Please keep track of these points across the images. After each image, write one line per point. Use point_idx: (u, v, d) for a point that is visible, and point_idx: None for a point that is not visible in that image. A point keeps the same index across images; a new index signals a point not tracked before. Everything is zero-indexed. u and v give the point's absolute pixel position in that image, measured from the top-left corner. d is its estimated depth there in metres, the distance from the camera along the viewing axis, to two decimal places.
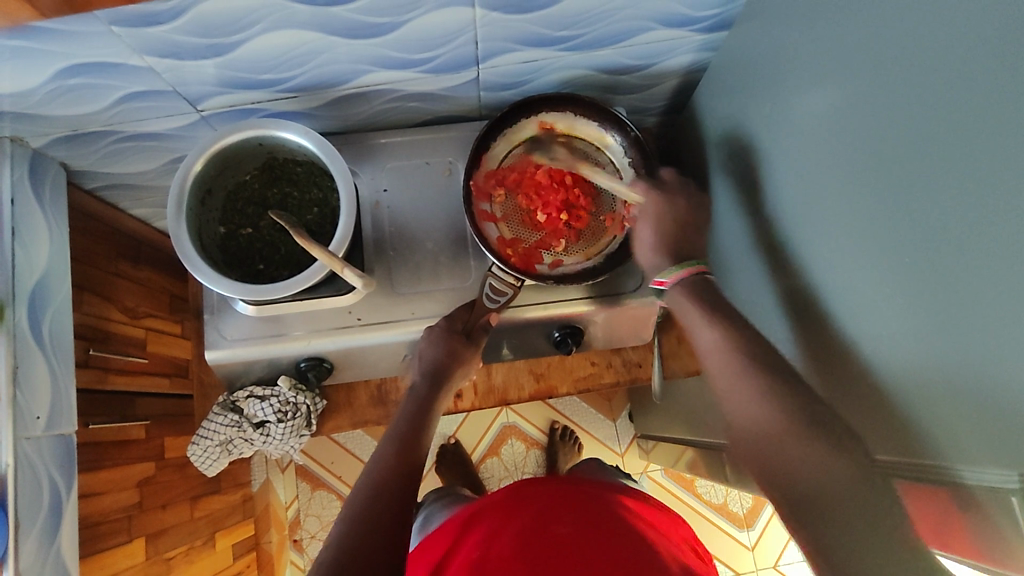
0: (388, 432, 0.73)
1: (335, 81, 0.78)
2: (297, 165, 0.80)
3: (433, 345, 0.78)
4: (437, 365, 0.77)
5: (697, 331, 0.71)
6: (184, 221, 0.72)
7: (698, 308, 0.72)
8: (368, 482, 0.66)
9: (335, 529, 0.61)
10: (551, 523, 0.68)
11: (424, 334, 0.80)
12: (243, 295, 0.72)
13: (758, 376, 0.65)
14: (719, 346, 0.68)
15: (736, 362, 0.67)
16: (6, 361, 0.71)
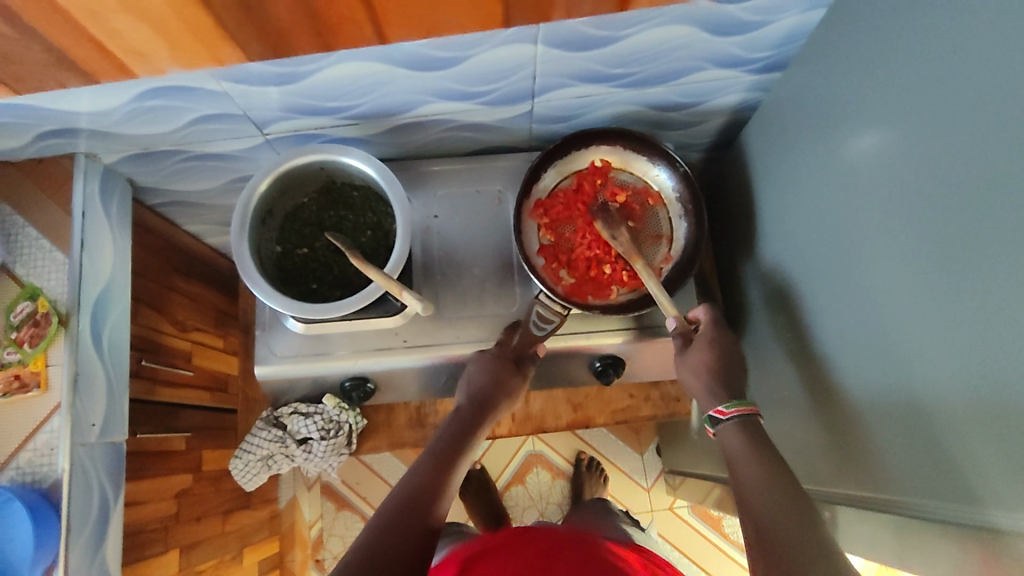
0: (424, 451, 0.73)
1: (394, 110, 0.80)
2: (354, 190, 0.83)
3: (478, 375, 0.79)
4: (483, 395, 0.78)
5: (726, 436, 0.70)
6: (246, 240, 0.75)
7: (751, 439, 0.69)
8: (402, 494, 0.65)
9: (365, 535, 0.60)
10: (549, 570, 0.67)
11: (475, 359, 0.81)
12: (300, 312, 0.74)
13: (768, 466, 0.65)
14: (758, 472, 0.64)
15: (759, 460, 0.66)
16: (68, 369, 0.73)
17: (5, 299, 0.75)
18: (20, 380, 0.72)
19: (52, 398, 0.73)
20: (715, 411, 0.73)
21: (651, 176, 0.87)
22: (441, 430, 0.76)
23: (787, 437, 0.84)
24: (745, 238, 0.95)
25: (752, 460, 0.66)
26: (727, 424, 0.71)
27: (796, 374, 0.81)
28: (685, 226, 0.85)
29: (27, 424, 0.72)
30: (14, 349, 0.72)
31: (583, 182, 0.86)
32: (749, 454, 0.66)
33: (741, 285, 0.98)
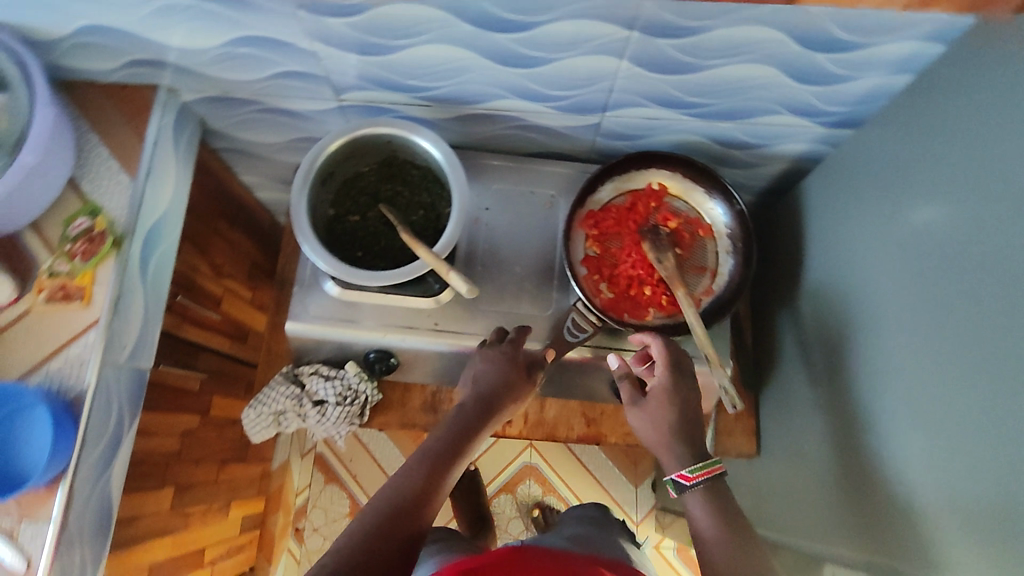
0: (421, 446, 0.72)
1: (468, 99, 0.82)
2: (414, 169, 0.84)
3: (483, 379, 0.77)
4: (489, 402, 0.76)
5: (692, 501, 0.70)
6: (304, 196, 0.76)
7: (714, 502, 0.69)
8: (388, 498, 0.65)
9: (341, 539, 0.61)
10: None
11: (485, 354, 0.79)
12: (341, 274, 0.75)
13: (730, 535, 0.66)
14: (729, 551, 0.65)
15: (724, 527, 0.67)
16: (113, 288, 0.75)
17: (64, 210, 0.77)
18: (68, 291, 0.74)
19: (91, 313, 0.74)
20: (679, 477, 0.71)
21: (705, 209, 0.87)
22: (441, 424, 0.75)
23: (805, 492, 0.83)
24: (787, 287, 0.95)
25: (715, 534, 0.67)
26: (690, 488, 0.70)
27: (824, 430, 0.81)
28: (731, 263, 0.85)
29: (63, 336, 0.73)
30: (66, 260, 0.74)
31: (637, 202, 0.87)
32: (716, 530, 0.67)
33: (774, 333, 0.98)
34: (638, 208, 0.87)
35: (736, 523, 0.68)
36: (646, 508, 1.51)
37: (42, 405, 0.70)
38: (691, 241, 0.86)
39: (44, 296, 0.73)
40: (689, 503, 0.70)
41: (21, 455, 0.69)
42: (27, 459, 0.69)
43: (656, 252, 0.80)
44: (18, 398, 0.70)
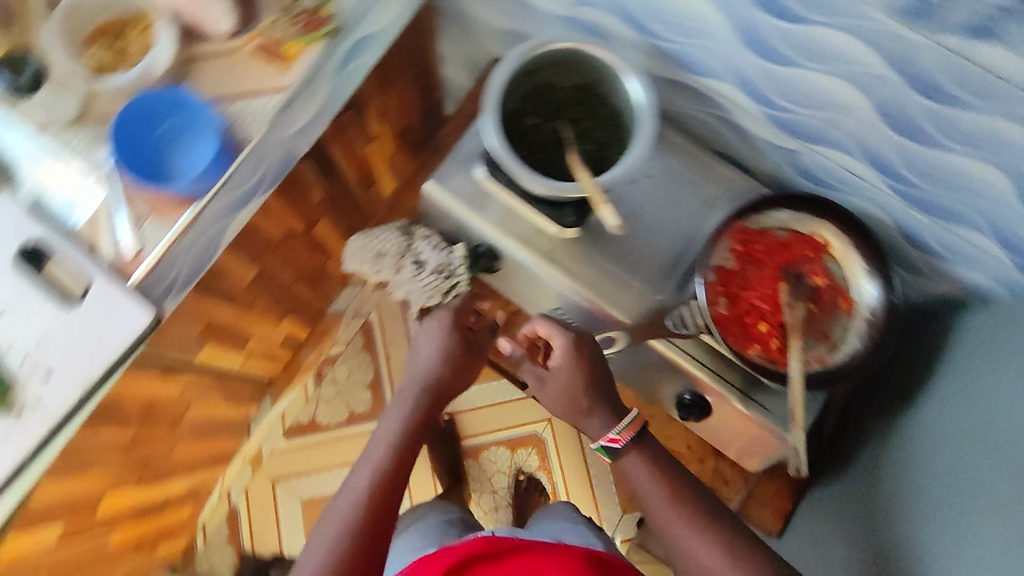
0: (371, 444, 0.81)
1: (690, 65, 0.81)
2: (605, 105, 0.84)
3: (426, 368, 0.87)
4: (437, 384, 0.87)
5: (637, 471, 0.83)
6: (505, 74, 0.77)
7: (649, 466, 0.82)
8: (359, 485, 0.75)
9: (313, 554, 0.69)
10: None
11: (436, 322, 0.91)
12: (502, 156, 0.76)
13: (672, 485, 0.81)
14: (684, 531, 0.77)
15: (664, 478, 0.81)
16: (309, 70, 0.79)
17: None
18: (275, 50, 0.78)
19: (282, 80, 0.78)
20: (607, 443, 0.83)
21: (857, 282, 0.79)
22: (385, 421, 0.83)
23: None
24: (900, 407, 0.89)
25: (666, 501, 0.79)
26: (621, 449, 0.84)
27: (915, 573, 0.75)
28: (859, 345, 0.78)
29: (250, 86, 0.78)
30: (288, 22, 0.78)
31: (795, 243, 0.81)
32: (664, 496, 0.80)
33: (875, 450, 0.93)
34: (793, 248, 0.81)
35: (671, 471, 0.82)
36: (622, 537, 1.47)
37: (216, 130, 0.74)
38: (829, 305, 0.80)
39: (255, 43, 0.78)
40: (630, 469, 0.83)
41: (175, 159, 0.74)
42: (180, 167, 0.74)
43: (784, 290, 0.79)
44: (200, 113, 0.74)
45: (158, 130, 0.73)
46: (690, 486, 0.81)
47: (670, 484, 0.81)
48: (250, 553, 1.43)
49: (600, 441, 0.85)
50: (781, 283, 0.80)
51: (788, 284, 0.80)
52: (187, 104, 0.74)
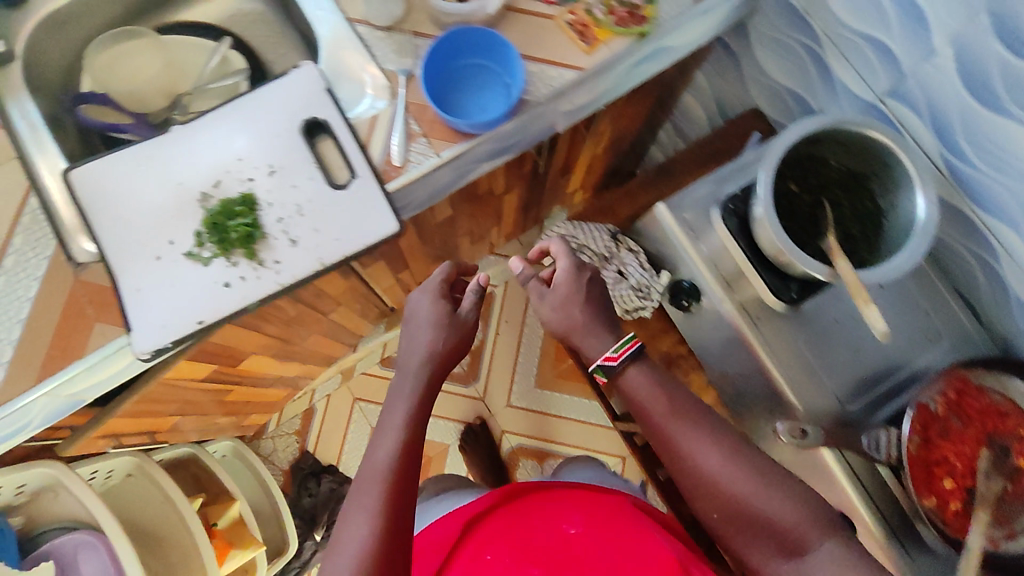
0: (382, 420, 0.74)
1: (982, 200, 0.75)
2: (872, 202, 0.79)
3: (436, 343, 0.77)
4: (452, 349, 0.78)
5: (644, 389, 0.71)
6: (797, 136, 0.74)
7: (657, 392, 0.70)
8: (374, 481, 0.68)
9: (340, 568, 0.64)
10: (560, 523, 0.80)
11: (428, 300, 0.81)
12: (764, 214, 0.74)
13: (684, 407, 0.70)
14: (672, 425, 0.69)
15: (680, 408, 0.70)
16: (611, 60, 0.79)
17: None
18: (585, 30, 0.79)
19: (583, 61, 0.79)
20: (603, 360, 0.71)
21: None
22: (384, 414, 0.75)
23: None
24: None
25: (664, 446, 0.70)
26: (616, 367, 0.72)
27: None
28: None
29: (551, 55, 0.78)
30: (606, 10, 0.79)
31: (1014, 415, 0.74)
32: (667, 411, 0.70)
33: None
34: (1012, 419, 0.74)
35: (683, 396, 0.71)
36: None
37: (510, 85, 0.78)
38: None
39: (570, 18, 0.79)
40: (629, 381, 0.72)
41: (464, 94, 0.80)
42: (465, 101, 0.79)
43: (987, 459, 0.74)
44: (503, 65, 0.79)
45: (463, 63, 0.80)
46: (700, 407, 0.70)
47: (663, 388, 0.71)
48: (311, 453, 1.47)
49: (593, 360, 0.73)
50: (986, 446, 0.75)
51: (991, 451, 0.74)
52: (497, 49, 0.78)
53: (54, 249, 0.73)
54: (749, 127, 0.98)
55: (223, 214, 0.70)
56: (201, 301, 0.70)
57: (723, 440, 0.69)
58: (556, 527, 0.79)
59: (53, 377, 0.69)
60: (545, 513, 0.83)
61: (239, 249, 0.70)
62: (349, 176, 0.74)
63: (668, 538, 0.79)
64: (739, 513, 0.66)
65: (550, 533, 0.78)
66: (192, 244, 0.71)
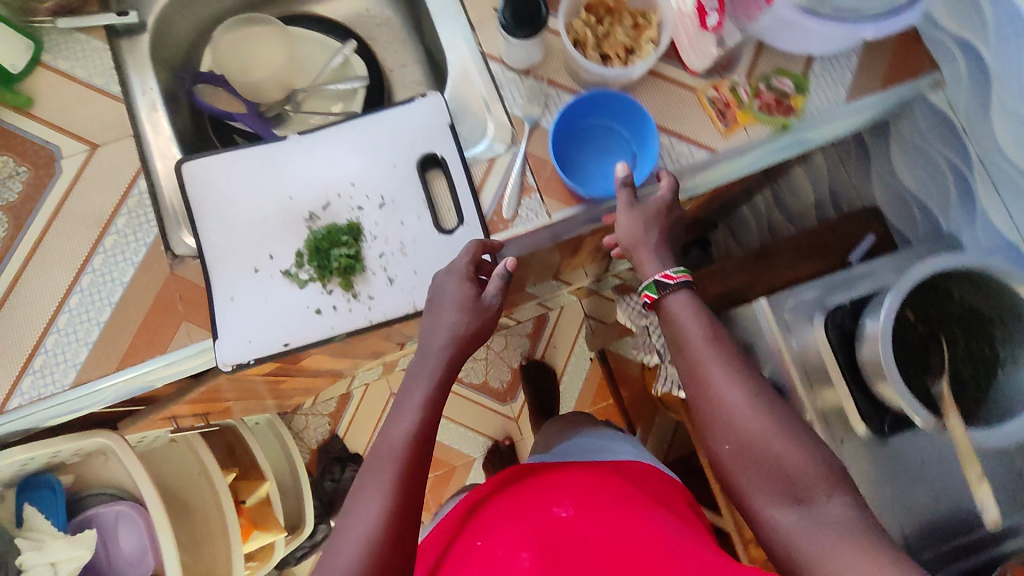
0: (398, 402, 0.63)
1: None
2: (991, 350, 0.73)
3: (457, 323, 0.64)
4: (472, 335, 0.64)
5: (690, 328, 0.66)
6: (932, 267, 0.69)
7: (698, 317, 0.66)
8: (386, 455, 0.59)
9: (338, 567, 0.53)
10: (552, 508, 0.68)
11: (441, 279, 0.66)
12: (878, 340, 0.70)
13: (729, 361, 0.64)
14: (706, 352, 0.64)
15: (716, 343, 0.65)
16: (745, 146, 0.74)
17: (785, 62, 0.76)
18: (725, 110, 0.74)
19: (716, 141, 0.74)
20: (659, 277, 0.67)
21: None
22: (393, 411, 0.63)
23: None
24: None
25: (693, 374, 0.65)
26: (668, 288, 0.68)
27: None
28: None
29: (683, 129, 0.74)
30: (751, 92, 0.74)
31: None
32: (705, 335, 0.65)
33: None
34: None
35: (719, 331, 0.66)
36: None
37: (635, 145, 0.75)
38: None
39: (712, 93, 0.74)
40: (673, 307, 0.67)
41: (583, 152, 0.76)
42: (585, 161, 0.76)
43: None
44: (626, 122, 0.75)
45: (583, 120, 0.75)
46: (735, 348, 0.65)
47: (708, 318, 0.66)
48: (341, 438, 1.48)
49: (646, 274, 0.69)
50: None
51: None
52: (626, 110, 0.73)
53: (155, 236, 0.73)
54: (865, 229, 0.92)
55: (326, 238, 0.69)
56: (289, 322, 0.69)
57: (769, 401, 0.62)
58: (546, 510, 0.68)
59: (138, 365, 0.70)
60: (542, 492, 0.73)
61: (336, 278, 0.69)
62: (456, 222, 0.72)
63: (676, 521, 0.66)
64: (753, 450, 0.60)
65: (538, 515, 0.68)
66: (291, 263, 0.70)
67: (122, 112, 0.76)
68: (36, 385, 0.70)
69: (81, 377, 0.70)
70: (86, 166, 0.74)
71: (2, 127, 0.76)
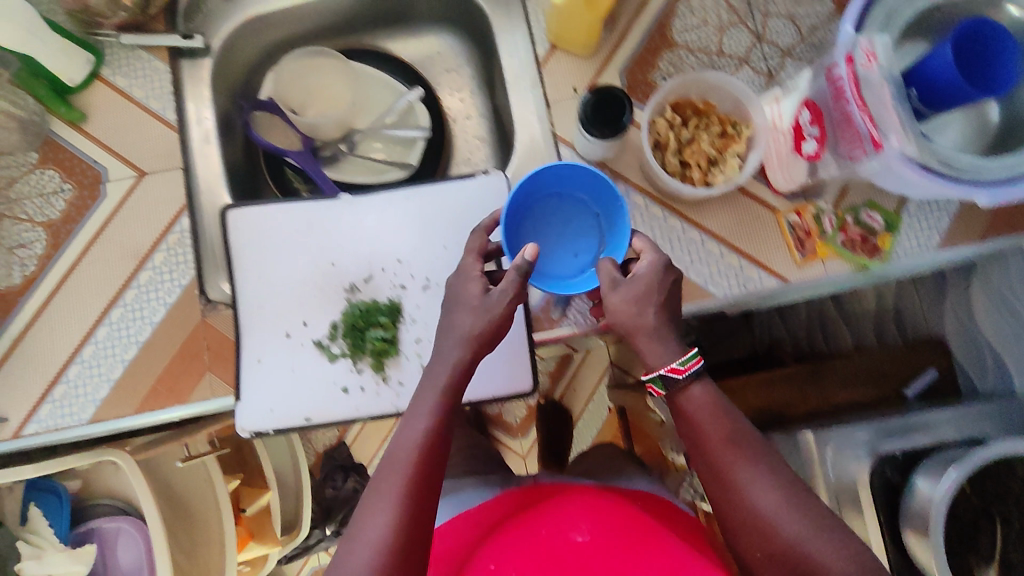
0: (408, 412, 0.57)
1: None
2: None
3: (471, 326, 0.56)
4: (483, 336, 0.56)
5: (705, 411, 0.56)
6: (1004, 449, 0.64)
7: (717, 411, 0.56)
8: (401, 462, 0.53)
9: None
10: (568, 533, 0.65)
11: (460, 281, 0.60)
12: (930, 503, 0.66)
13: (751, 445, 0.55)
14: (727, 455, 0.55)
15: (737, 428, 0.56)
16: (818, 282, 0.69)
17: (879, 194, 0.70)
18: (805, 239, 0.69)
19: (788, 271, 0.69)
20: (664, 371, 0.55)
21: None
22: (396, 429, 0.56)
23: None
24: None
25: (714, 467, 0.55)
26: (677, 383, 0.57)
27: None
28: None
29: (755, 252, 0.69)
30: (836, 223, 0.69)
31: None
32: (723, 436, 0.55)
33: None
34: None
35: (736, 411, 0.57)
36: None
37: (603, 222, 0.64)
38: None
39: (793, 217, 0.69)
40: (690, 398, 0.57)
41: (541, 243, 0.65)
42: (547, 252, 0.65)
43: None
44: (590, 190, 0.64)
45: (528, 203, 0.65)
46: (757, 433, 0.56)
47: (734, 416, 0.56)
48: (347, 446, 1.46)
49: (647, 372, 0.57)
50: None
51: None
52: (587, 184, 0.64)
53: (191, 278, 0.71)
54: (925, 361, 0.86)
55: (363, 315, 0.67)
56: (314, 396, 0.67)
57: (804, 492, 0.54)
58: (561, 538, 0.65)
59: (156, 411, 0.69)
60: (530, 524, 0.68)
61: (367, 358, 0.67)
62: None
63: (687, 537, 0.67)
64: (786, 563, 0.51)
65: (558, 548, 0.64)
66: (324, 333, 0.68)
67: (174, 142, 0.73)
68: (54, 415, 0.69)
69: (98, 413, 0.69)
70: (131, 194, 0.72)
71: (51, 139, 0.73)
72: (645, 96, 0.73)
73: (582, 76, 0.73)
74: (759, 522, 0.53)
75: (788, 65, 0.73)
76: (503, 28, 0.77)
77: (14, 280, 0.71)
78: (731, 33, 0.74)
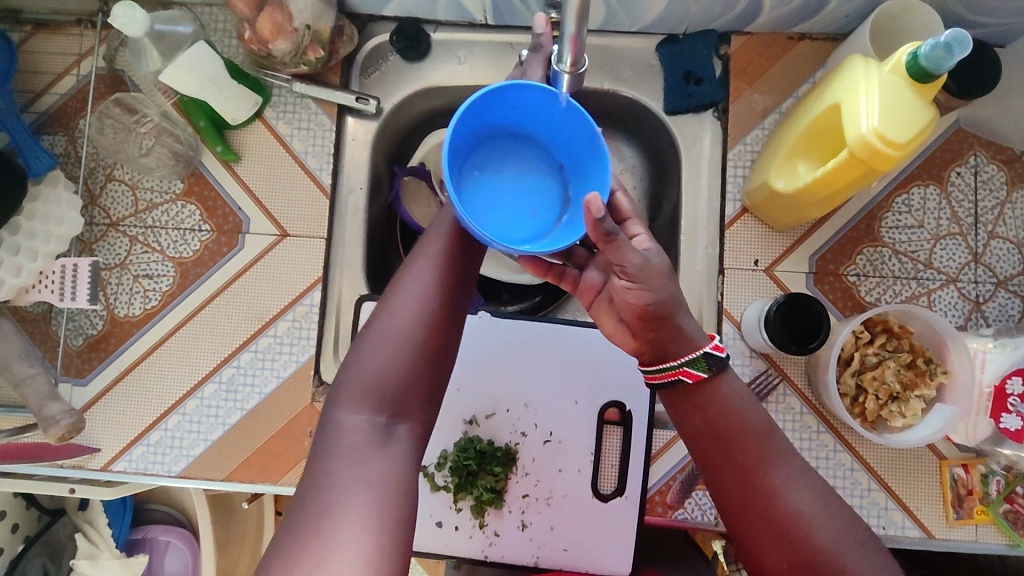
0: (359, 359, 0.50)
1: None
2: None
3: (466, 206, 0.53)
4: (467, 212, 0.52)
5: (736, 400, 0.51)
6: None
7: (750, 408, 0.51)
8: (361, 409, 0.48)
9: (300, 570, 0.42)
10: None
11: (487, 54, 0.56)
12: None
13: (779, 442, 0.51)
14: (760, 451, 0.50)
15: (769, 429, 0.51)
16: (964, 546, 0.64)
17: None
18: (965, 498, 0.64)
19: (937, 526, 0.64)
20: (711, 349, 0.49)
21: None
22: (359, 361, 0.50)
23: None
24: None
25: (739, 464, 0.50)
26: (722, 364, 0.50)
27: None
28: None
29: (908, 496, 0.64)
30: (1004, 489, 0.63)
31: None
32: (761, 427, 0.51)
33: None
34: None
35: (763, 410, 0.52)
36: None
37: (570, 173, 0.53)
38: None
39: (959, 471, 0.64)
40: (719, 389, 0.51)
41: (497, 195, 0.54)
42: (502, 204, 0.54)
43: None
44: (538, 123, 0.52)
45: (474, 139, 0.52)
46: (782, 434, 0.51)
47: (761, 409, 0.52)
48: None
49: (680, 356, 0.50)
50: None
51: None
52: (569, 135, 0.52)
53: (310, 356, 0.68)
54: None
55: (477, 456, 0.63)
56: None
57: (829, 502, 0.49)
58: None
59: (246, 483, 0.67)
60: None
61: (468, 498, 0.63)
62: (615, 491, 0.64)
63: None
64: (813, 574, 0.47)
65: None
66: (432, 460, 0.64)
67: (324, 210, 0.69)
68: (145, 458, 0.67)
69: (189, 470, 0.67)
70: (268, 253, 0.69)
71: (199, 171, 0.69)
72: (831, 290, 0.65)
73: (769, 249, 0.66)
74: (788, 526, 0.48)
75: (1000, 296, 0.65)
76: (688, 167, 0.69)
77: (134, 311, 0.69)
78: (946, 245, 0.65)
